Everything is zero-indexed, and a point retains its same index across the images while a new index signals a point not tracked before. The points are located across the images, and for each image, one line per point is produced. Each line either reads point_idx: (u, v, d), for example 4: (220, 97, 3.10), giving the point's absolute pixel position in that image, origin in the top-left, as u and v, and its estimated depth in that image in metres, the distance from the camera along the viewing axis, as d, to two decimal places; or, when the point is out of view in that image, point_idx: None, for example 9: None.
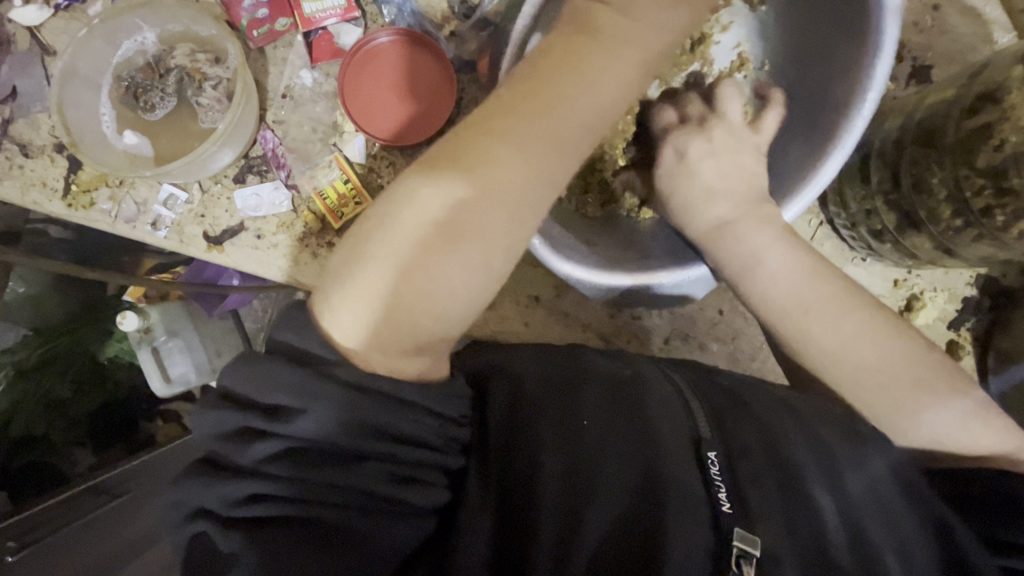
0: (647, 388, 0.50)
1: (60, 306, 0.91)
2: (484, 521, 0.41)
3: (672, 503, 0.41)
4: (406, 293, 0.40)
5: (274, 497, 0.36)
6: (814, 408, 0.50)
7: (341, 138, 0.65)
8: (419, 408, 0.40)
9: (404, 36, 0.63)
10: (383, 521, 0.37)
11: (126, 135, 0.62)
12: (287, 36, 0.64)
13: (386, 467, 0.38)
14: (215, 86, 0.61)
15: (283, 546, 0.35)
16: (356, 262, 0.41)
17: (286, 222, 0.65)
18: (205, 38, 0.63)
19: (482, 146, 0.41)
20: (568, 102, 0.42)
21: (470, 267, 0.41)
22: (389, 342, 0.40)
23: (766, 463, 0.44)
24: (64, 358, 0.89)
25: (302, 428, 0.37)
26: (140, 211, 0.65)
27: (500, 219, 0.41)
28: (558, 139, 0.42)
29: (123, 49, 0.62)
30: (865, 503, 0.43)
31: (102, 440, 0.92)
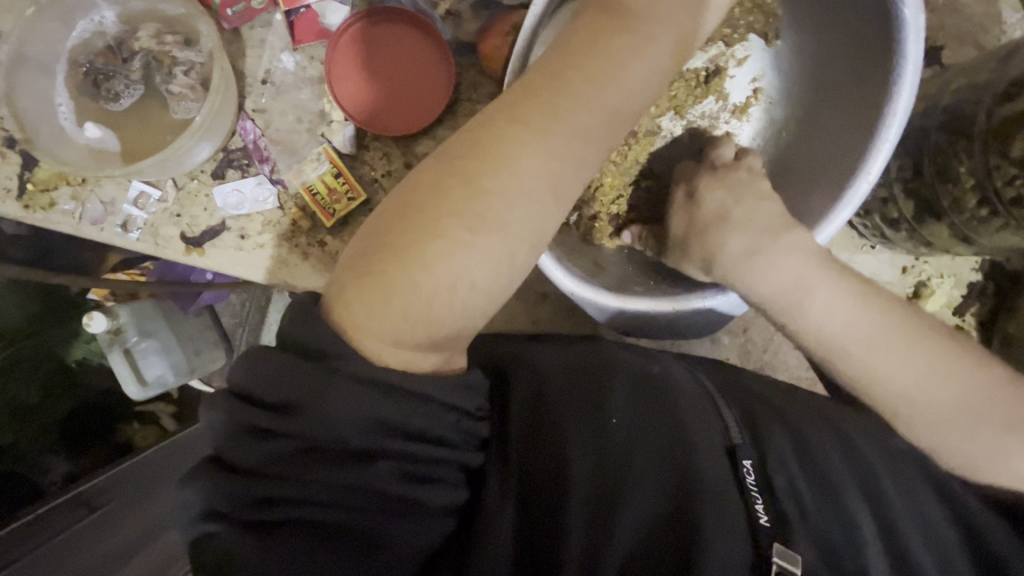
0: (680, 389, 0.48)
1: (19, 308, 0.81)
2: (511, 515, 0.37)
3: (711, 510, 0.39)
4: (424, 285, 0.36)
5: (279, 500, 0.32)
6: (852, 421, 0.50)
7: (329, 128, 0.60)
8: (432, 401, 0.36)
9: (395, 16, 0.58)
10: (402, 522, 0.34)
11: (88, 128, 0.55)
12: (265, 15, 0.58)
13: (397, 465, 0.34)
14: (186, 72, 0.55)
15: (289, 550, 0.31)
16: (369, 257, 0.37)
17: (272, 220, 0.60)
18: (172, 18, 0.56)
19: (508, 136, 0.37)
20: (594, 86, 0.38)
21: (492, 259, 0.37)
22: (407, 337, 0.37)
23: (799, 464, 0.44)
24: (29, 360, 0.82)
25: (314, 425, 0.33)
26: (108, 212, 0.59)
27: (526, 213, 0.38)
28: (584, 124, 0.38)
29: (79, 30, 0.56)
30: (908, 521, 0.43)
31: (77, 447, 0.86)
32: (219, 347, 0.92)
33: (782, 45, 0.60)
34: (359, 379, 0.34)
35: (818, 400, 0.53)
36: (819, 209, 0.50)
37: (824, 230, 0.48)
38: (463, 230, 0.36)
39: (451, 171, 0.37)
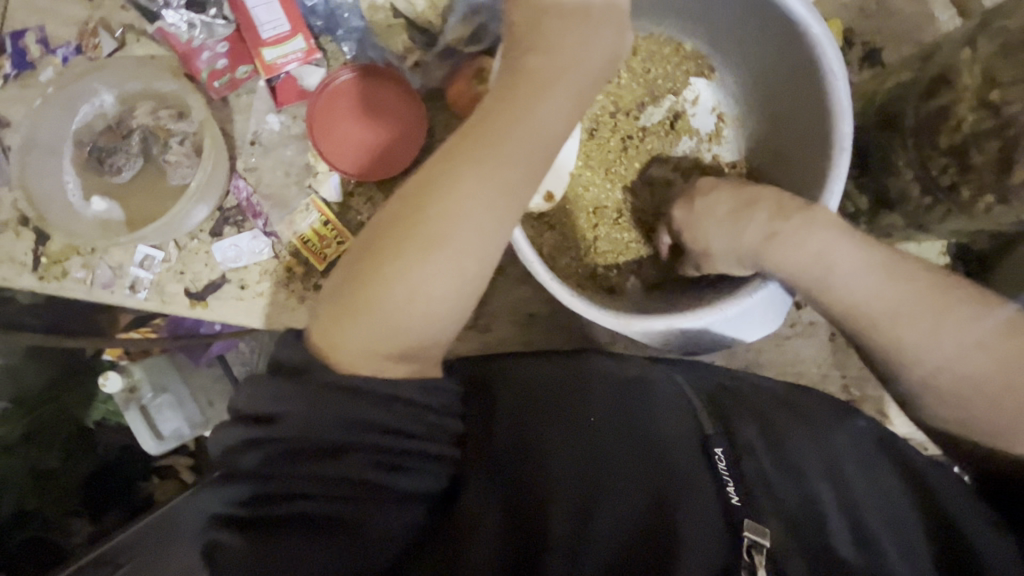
0: (655, 390, 0.51)
1: (37, 376, 0.86)
2: (492, 517, 0.39)
3: (684, 495, 0.40)
4: (384, 297, 0.39)
5: (264, 495, 0.36)
6: (815, 400, 0.55)
7: (315, 179, 0.64)
8: (415, 404, 0.39)
9: (365, 71, 0.63)
10: (374, 513, 0.36)
11: (95, 201, 0.60)
12: (249, 83, 0.63)
13: (371, 455, 0.37)
14: (181, 142, 0.60)
15: (283, 543, 0.34)
16: (338, 285, 0.41)
17: (269, 269, 0.64)
18: (164, 94, 0.61)
19: (453, 158, 0.41)
20: (523, 111, 0.43)
21: (445, 270, 0.40)
22: (375, 348, 0.39)
23: (767, 448, 0.46)
24: (53, 424, 0.86)
25: (291, 427, 0.37)
26: (116, 275, 0.63)
27: (478, 226, 0.41)
28: (524, 142, 0.42)
29: (81, 114, 0.61)
30: (870, 498, 0.44)
31: (99, 508, 0.89)
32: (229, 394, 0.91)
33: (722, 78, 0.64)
34: (327, 382, 0.37)
35: (802, 395, 0.55)
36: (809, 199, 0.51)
37: (835, 181, 0.48)
38: (419, 245, 0.39)
39: (400, 208, 0.41)
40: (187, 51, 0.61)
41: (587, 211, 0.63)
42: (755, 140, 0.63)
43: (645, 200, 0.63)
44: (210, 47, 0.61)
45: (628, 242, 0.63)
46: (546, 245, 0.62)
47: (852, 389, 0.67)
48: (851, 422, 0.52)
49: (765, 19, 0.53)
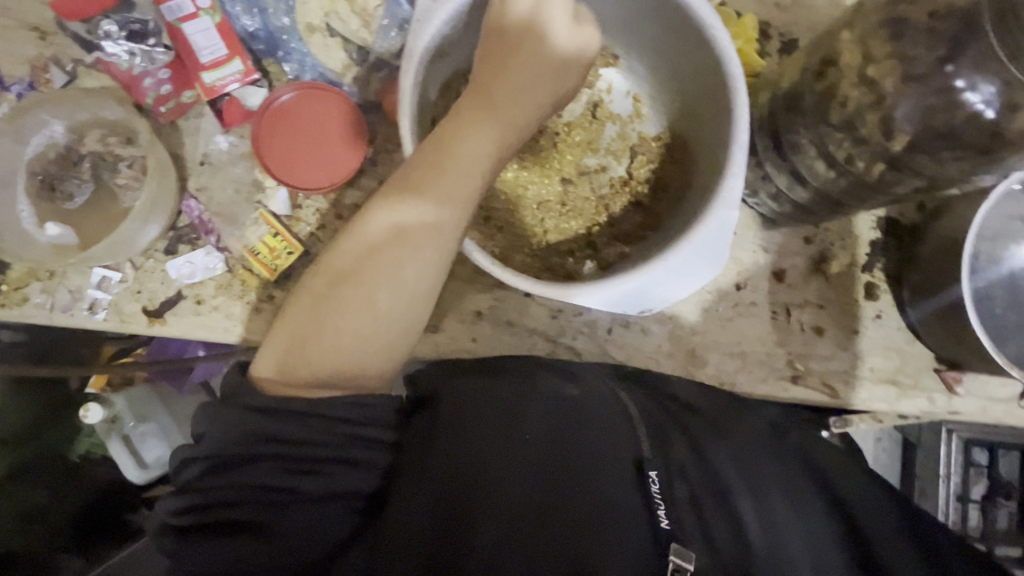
0: (591, 401, 0.54)
1: (19, 414, 0.91)
2: (420, 531, 0.47)
3: (607, 516, 0.46)
4: (320, 334, 0.53)
5: (199, 504, 0.48)
6: (759, 422, 0.59)
7: (264, 194, 0.67)
8: (334, 421, 0.50)
9: (304, 89, 0.65)
10: (296, 515, 0.48)
11: (49, 227, 0.63)
12: (196, 107, 0.66)
13: (284, 465, 0.48)
14: (130, 165, 0.63)
15: (221, 542, 0.47)
16: (295, 319, 0.54)
17: (223, 283, 0.66)
18: (113, 121, 0.64)
19: (385, 212, 0.54)
20: (461, 164, 0.53)
21: (364, 309, 0.53)
22: (322, 370, 0.52)
23: (697, 465, 0.51)
24: (36, 465, 0.94)
25: (214, 448, 0.49)
26: (75, 298, 0.65)
27: (404, 269, 0.54)
28: (448, 189, 0.53)
29: (33, 145, 0.64)
30: (790, 522, 0.50)
31: (89, 540, 0.99)
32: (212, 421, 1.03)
33: (631, 64, 0.67)
34: (248, 405, 0.50)
35: (728, 402, 0.61)
36: (695, 208, 0.56)
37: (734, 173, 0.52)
38: (350, 288, 0.53)
39: (342, 259, 0.54)
40: (132, 81, 0.64)
41: (532, 209, 0.66)
42: (671, 117, 0.66)
43: (579, 199, 0.67)
44: (151, 74, 0.64)
45: (576, 233, 0.66)
46: (496, 245, 0.64)
47: (796, 364, 0.69)
48: (786, 446, 0.57)
49: (671, 20, 0.57)
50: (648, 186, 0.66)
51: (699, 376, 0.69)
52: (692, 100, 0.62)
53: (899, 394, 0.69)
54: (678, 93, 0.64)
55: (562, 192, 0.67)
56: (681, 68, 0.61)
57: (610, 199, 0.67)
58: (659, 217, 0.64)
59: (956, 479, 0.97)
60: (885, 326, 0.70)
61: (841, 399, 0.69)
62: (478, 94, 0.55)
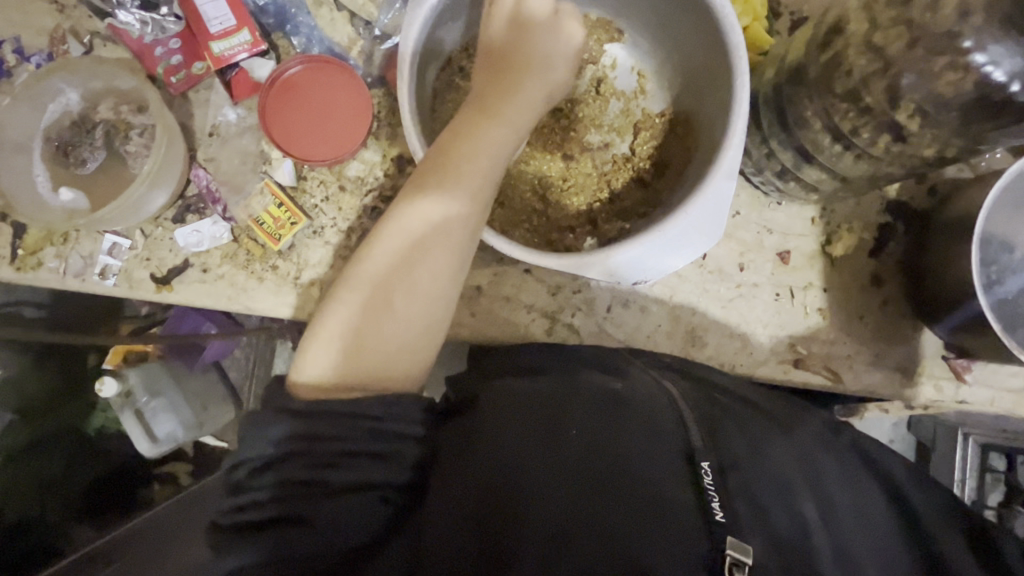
0: (632, 395, 0.54)
1: (40, 385, 0.95)
2: (463, 526, 0.45)
3: (658, 511, 0.45)
4: (350, 338, 0.54)
5: (241, 505, 0.47)
6: (808, 423, 0.57)
7: (270, 165, 0.68)
8: (371, 416, 0.49)
9: (312, 62, 0.66)
10: (340, 508, 0.46)
11: (62, 192, 0.65)
12: (206, 78, 0.67)
13: (326, 459, 0.48)
14: (140, 133, 0.65)
15: (258, 541, 0.45)
16: (326, 323, 0.55)
17: (229, 252, 0.67)
18: (125, 90, 0.66)
19: (405, 207, 0.55)
20: (470, 154, 0.54)
21: (393, 308, 0.54)
22: (349, 371, 0.53)
23: (751, 460, 0.50)
24: (53, 438, 0.96)
25: (259, 448, 0.49)
26: (87, 263, 0.67)
27: (430, 263, 0.55)
28: (463, 181, 0.54)
29: (49, 112, 0.66)
30: (849, 517, 0.49)
31: (100, 512, 1.00)
32: (227, 401, 1.05)
33: (636, 39, 0.67)
34: (285, 406, 0.49)
35: (770, 400, 0.60)
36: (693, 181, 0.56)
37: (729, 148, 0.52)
38: (376, 287, 0.54)
39: (368, 267, 0.55)
40: (145, 52, 0.66)
41: (533, 184, 0.66)
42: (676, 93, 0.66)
43: (580, 175, 0.67)
44: (162, 43, 0.66)
45: (577, 210, 0.66)
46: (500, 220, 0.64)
47: (798, 347, 0.68)
48: (840, 441, 0.57)
49: None
50: (651, 164, 0.66)
51: (698, 357, 0.69)
52: (694, 75, 0.62)
53: (905, 381, 0.68)
54: (680, 68, 0.64)
55: (564, 167, 0.67)
56: (685, 42, 0.61)
57: (611, 176, 0.67)
58: (661, 195, 0.63)
59: (971, 483, 0.95)
60: (891, 311, 0.68)
61: (843, 384, 0.68)
62: (485, 90, 0.56)
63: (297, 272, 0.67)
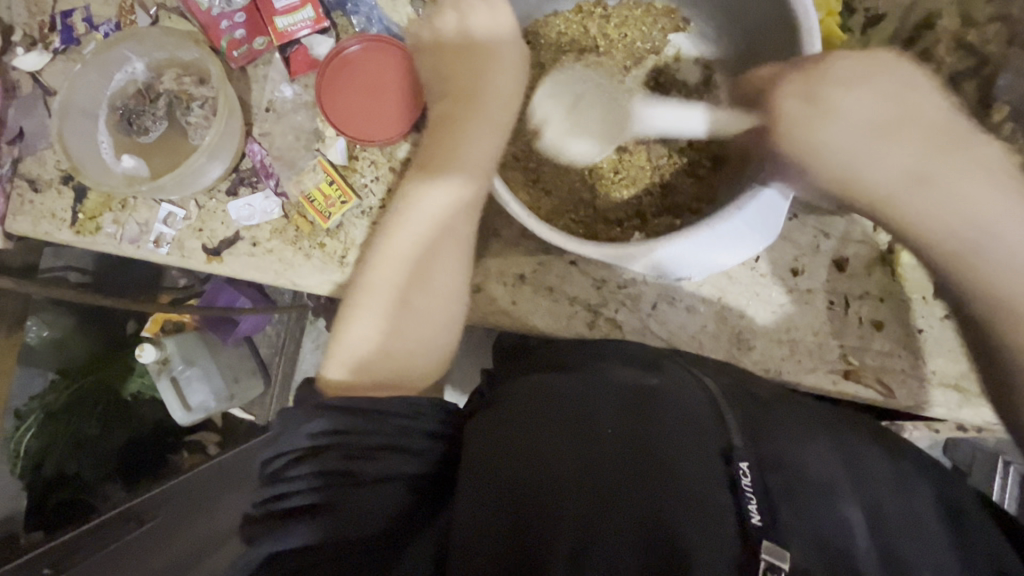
0: (669, 395, 0.52)
1: (82, 348, 1.03)
2: (497, 524, 0.44)
3: (693, 513, 0.43)
4: (360, 334, 0.57)
5: (271, 497, 0.47)
6: (851, 420, 0.56)
7: (323, 143, 0.68)
8: (392, 408, 0.50)
9: (371, 41, 0.65)
10: (364, 500, 0.46)
11: (125, 159, 0.67)
12: (266, 54, 0.68)
13: (348, 451, 0.48)
14: (202, 105, 0.66)
15: (293, 528, 0.44)
16: (342, 321, 0.58)
17: (279, 227, 0.68)
18: (188, 62, 0.67)
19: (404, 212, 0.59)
20: (455, 157, 0.59)
21: (414, 307, 0.57)
22: (373, 365, 0.56)
23: (795, 465, 0.47)
24: (90, 398, 1.00)
25: (288, 440, 0.49)
26: (143, 231, 0.69)
27: (443, 261, 0.58)
28: (459, 178, 0.59)
29: (115, 80, 0.68)
30: (897, 523, 0.47)
31: (132, 474, 1.02)
32: (255, 373, 1.06)
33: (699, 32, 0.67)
34: (318, 404, 0.50)
35: (818, 407, 0.57)
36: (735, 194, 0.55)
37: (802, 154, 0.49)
38: (387, 293, 0.57)
39: (382, 274, 0.58)
40: (210, 25, 0.67)
41: (580, 173, 0.65)
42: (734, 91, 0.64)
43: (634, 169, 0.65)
44: (227, 17, 0.67)
45: (626, 203, 0.65)
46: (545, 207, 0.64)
47: (850, 358, 0.66)
48: (892, 446, 0.55)
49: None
50: (709, 159, 0.63)
51: (743, 361, 0.67)
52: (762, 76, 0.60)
53: (963, 400, 0.65)
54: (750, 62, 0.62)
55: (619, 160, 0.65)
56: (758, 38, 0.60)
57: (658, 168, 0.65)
58: (716, 189, 0.61)
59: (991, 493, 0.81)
60: None
61: (896, 399, 0.65)
62: (454, 103, 0.61)
63: (343, 251, 0.67)
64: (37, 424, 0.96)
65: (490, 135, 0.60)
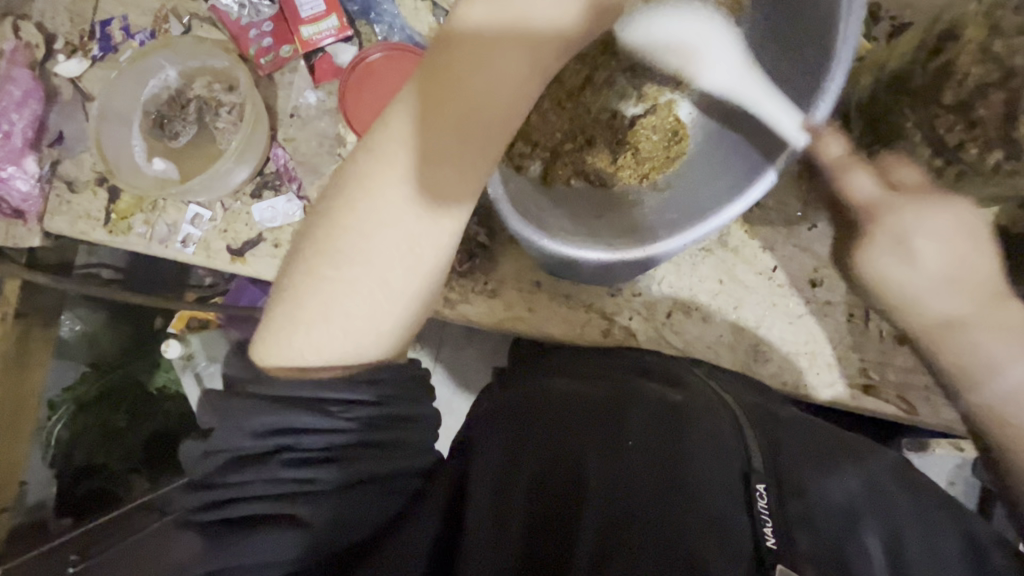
0: (695, 410, 0.52)
1: (113, 341, 1.05)
2: (521, 526, 0.47)
3: (711, 528, 0.43)
4: (303, 318, 0.45)
5: (218, 499, 0.45)
6: (867, 443, 0.54)
7: (344, 148, 0.70)
8: (348, 404, 0.46)
9: (393, 49, 0.67)
10: (334, 501, 0.45)
11: (157, 162, 0.70)
12: (292, 62, 0.70)
13: (298, 453, 0.45)
14: (229, 111, 0.70)
15: (253, 535, 0.43)
16: (283, 293, 0.46)
17: (300, 230, 0.70)
18: (219, 69, 0.70)
19: (373, 168, 0.44)
20: (464, 106, 0.43)
21: (365, 296, 0.45)
22: (316, 362, 0.46)
23: (817, 492, 0.47)
24: (120, 389, 1.03)
25: (227, 442, 0.46)
26: (172, 231, 0.71)
27: (401, 244, 0.44)
28: (459, 140, 0.44)
29: (150, 86, 0.71)
30: (921, 559, 0.46)
31: (157, 468, 1.02)
32: None
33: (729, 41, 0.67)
34: (256, 397, 0.46)
35: (838, 429, 0.56)
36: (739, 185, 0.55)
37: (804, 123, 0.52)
38: (331, 267, 0.45)
39: (335, 244, 0.45)
40: (240, 34, 0.70)
41: (568, 121, 0.68)
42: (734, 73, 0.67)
43: (612, 133, 0.69)
44: (256, 26, 0.69)
45: (603, 163, 0.67)
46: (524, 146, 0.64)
47: (870, 373, 0.65)
48: (914, 476, 0.52)
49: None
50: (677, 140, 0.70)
51: (759, 373, 0.66)
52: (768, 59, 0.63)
53: None
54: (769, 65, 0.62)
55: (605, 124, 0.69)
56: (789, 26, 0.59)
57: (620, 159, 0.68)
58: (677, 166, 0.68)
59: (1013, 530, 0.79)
60: None
61: (918, 415, 0.64)
62: (481, 23, 0.43)
63: None
64: (68, 415, 1.00)
65: (508, 106, 0.44)
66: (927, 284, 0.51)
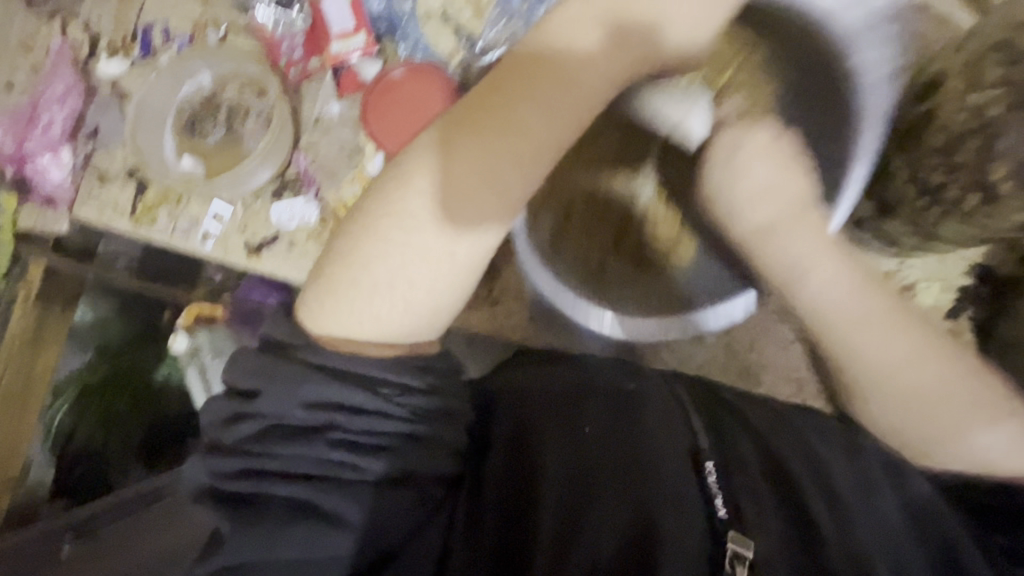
0: (644, 398, 0.54)
1: (121, 329, 1.04)
2: (493, 501, 0.45)
3: (664, 500, 0.44)
4: (364, 279, 0.47)
5: (251, 472, 0.42)
6: (810, 422, 0.57)
7: (363, 154, 0.73)
8: (401, 388, 0.45)
9: (415, 68, 0.71)
10: (377, 492, 0.43)
11: (185, 159, 0.75)
12: (319, 74, 0.74)
13: (348, 436, 0.43)
14: (257, 115, 0.75)
15: (286, 530, 0.40)
16: (344, 254, 0.48)
17: (316, 232, 0.73)
18: (252, 78, 0.76)
19: (453, 138, 0.47)
20: (538, 101, 0.48)
21: (425, 264, 0.47)
22: (364, 332, 0.47)
23: (764, 472, 0.48)
24: (124, 376, 1.02)
25: (268, 405, 0.43)
26: (193, 226, 0.74)
27: (472, 212, 0.47)
28: (531, 126, 0.48)
29: (184, 90, 0.76)
30: (868, 526, 0.46)
31: (153, 454, 1.00)
32: None
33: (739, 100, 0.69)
34: (310, 362, 0.44)
35: (786, 409, 0.60)
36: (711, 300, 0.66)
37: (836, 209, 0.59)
38: (398, 227, 0.47)
39: (402, 210, 0.47)
40: (274, 45, 0.75)
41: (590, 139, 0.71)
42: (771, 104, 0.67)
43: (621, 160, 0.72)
44: (288, 39, 0.75)
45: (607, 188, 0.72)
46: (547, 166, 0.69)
47: None
48: (857, 444, 0.55)
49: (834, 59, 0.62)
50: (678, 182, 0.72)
51: None
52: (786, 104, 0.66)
53: None
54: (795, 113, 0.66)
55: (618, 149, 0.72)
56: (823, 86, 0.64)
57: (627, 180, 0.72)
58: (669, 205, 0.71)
59: None
60: None
61: None
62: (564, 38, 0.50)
63: None
64: (71, 400, 1.00)
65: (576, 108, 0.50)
66: (743, 195, 0.58)
